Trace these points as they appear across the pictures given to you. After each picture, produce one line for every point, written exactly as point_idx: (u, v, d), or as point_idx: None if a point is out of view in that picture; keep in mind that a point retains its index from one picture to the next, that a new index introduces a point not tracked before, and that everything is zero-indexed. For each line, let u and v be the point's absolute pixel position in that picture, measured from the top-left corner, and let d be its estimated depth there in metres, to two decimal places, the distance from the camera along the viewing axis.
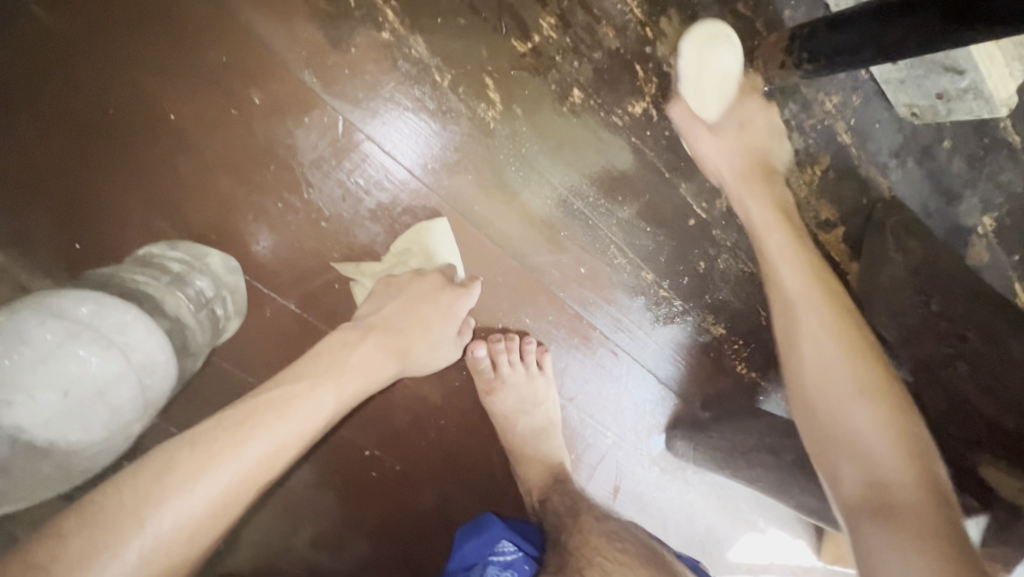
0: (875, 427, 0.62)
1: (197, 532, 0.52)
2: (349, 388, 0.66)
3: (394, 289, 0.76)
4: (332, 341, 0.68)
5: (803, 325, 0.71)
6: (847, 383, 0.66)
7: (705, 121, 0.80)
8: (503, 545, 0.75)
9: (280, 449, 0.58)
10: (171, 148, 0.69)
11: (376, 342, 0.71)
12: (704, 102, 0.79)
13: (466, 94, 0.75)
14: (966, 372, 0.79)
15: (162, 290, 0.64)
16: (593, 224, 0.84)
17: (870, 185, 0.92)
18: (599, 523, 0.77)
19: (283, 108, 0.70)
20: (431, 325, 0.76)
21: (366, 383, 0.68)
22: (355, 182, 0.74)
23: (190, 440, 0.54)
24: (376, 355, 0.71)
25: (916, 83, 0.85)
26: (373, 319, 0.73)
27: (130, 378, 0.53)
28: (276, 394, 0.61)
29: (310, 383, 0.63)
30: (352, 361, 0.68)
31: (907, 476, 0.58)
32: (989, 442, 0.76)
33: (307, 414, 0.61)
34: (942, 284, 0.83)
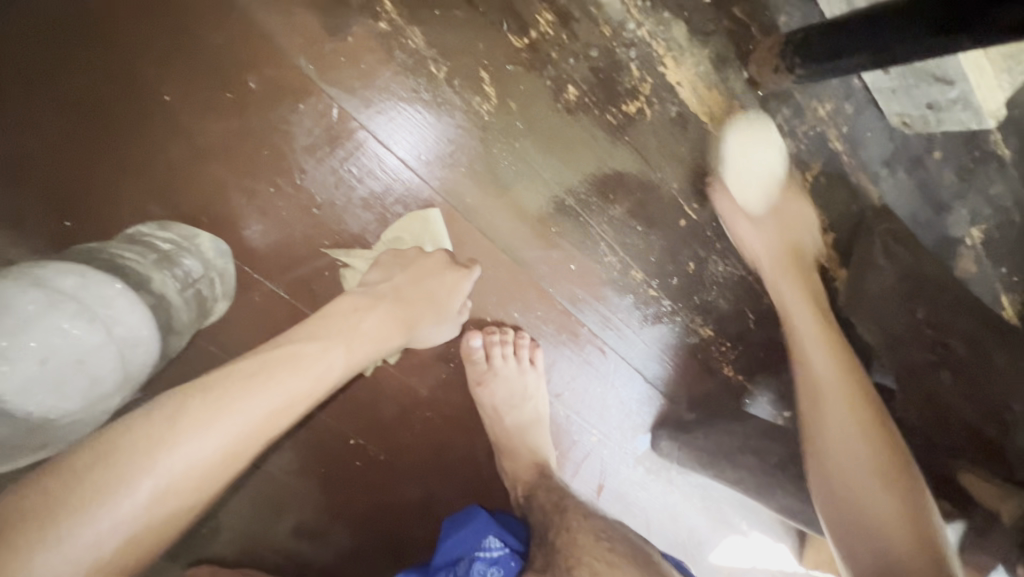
0: (873, 483, 0.70)
1: (205, 477, 0.52)
2: (359, 350, 0.66)
3: (402, 261, 0.76)
4: (343, 305, 0.68)
5: (827, 398, 0.75)
6: (864, 462, 0.71)
7: (749, 211, 0.85)
8: (489, 540, 0.75)
9: (290, 402, 0.58)
10: (164, 129, 0.69)
11: (387, 310, 0.71)
12: (747, 196, 0.85)
13: (461, 86, 0.75)
14: (950, 380, 0.81)
15: (149, 267, 0.62)
16: (584, 221, 0.85)
17: (860, 193, 0.94)
18: (585, 518, 0.77)
19: (279, 93, 0.70)
20: (437, 299, 0.76)
21: (376, 348, 0.69)
22: (349, 170, 0.75)
23: (203, 387, 0.54)
24: (387, 323, 0.71)
25: (907, 92, 0.85)
26: (384, 288, 0.73)
27: (111, 350, 0.53)
28: (287, 349, 0.60)
29: (321, 344, 0.63)
30: (363, 326, 0.68)
31: (914, 550, 0.64)
32: (972, 451, 0.79)
33: (319, 370, 0.61)
34: (929, 292, 0.83)
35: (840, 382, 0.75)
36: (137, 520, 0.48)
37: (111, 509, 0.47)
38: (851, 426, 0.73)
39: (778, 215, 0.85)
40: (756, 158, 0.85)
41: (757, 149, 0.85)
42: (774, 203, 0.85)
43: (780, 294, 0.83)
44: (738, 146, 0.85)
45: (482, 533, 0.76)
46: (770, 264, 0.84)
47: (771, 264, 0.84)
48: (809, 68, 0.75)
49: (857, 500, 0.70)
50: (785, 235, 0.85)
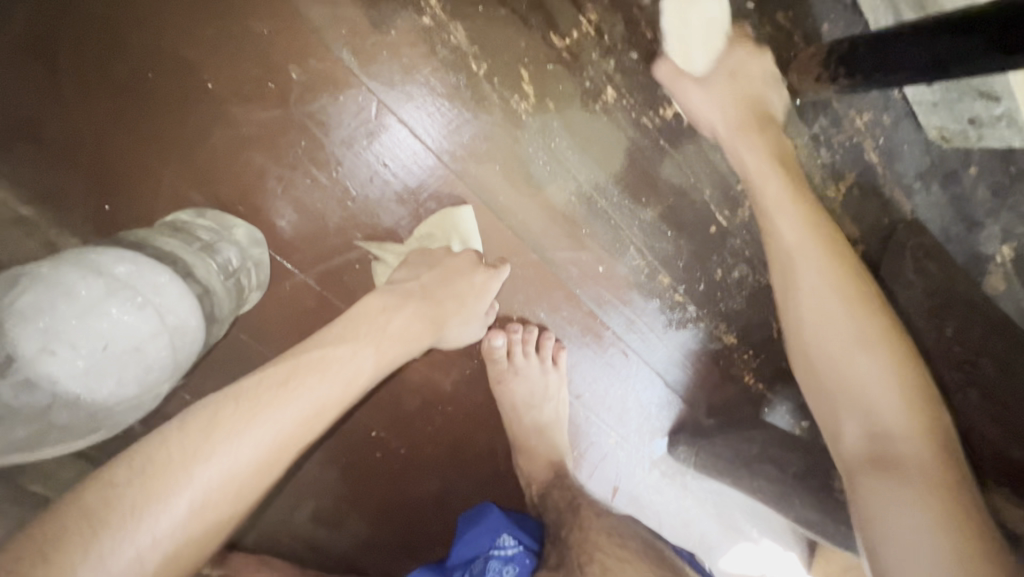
0: (857, 354, 0.64)
1: (243, 488, 0.52)
2: (388, 352, 0.66)
3: (428, 259, 0.75)
4: (371, 305, 0.68)
5: (801, 281, 0.69)
6: (852, 334, 0.65)
7: (693, 74, 0.77)
8: (504, 538, 0.75)
9: (320, 407, 0.58)
10: (207, 117, 0.69)
11: (417, 308, 0.71)
12: (690, 56, 0.77)
13: (500, 85, 0.75)
14: (976, 399, 0.79)
15: (192, 255, 0.63)
16: (614, 224, 0.84)
17: (893, 206, 0.93)
18: (599, 516, 0.77)
19: (320, 85, 0.70)
20: (465, 302, 0.76)
21: (403, 349, 0.68)
22: (385, 164, 0.75)
23: (233, 399, 0.54)
24: (416, 322, 0.70)
25: (950, 106, 0.85)
26: (411, 284, 0.72)
27: (164, 338, 0.54)
28: (315, 353, 0.60)
29: (351, 346, 0.62)
30: (391, 327, 0.67)
31: (912, 433, 0.59)
32: (994, 471, 0.77)
33: (350, 372, 0.61)
34: (957, 309, 0.83)
35: (820, 249, 0.69)
36: (177, 534, 0.48)
37: (151, 524, 0.47)
38: (832, 303, 0.66)
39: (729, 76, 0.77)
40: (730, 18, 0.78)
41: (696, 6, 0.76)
42: (720, 58, 0.77)
43: (738, 158, 0.76)
44: None
45: (496, 531, 0.75)
46: (754, 150, 0.75)
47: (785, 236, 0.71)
48: (855, 78, 0.74)
49: (841, 382, 0.64)
50: (771, 150, 0.75)
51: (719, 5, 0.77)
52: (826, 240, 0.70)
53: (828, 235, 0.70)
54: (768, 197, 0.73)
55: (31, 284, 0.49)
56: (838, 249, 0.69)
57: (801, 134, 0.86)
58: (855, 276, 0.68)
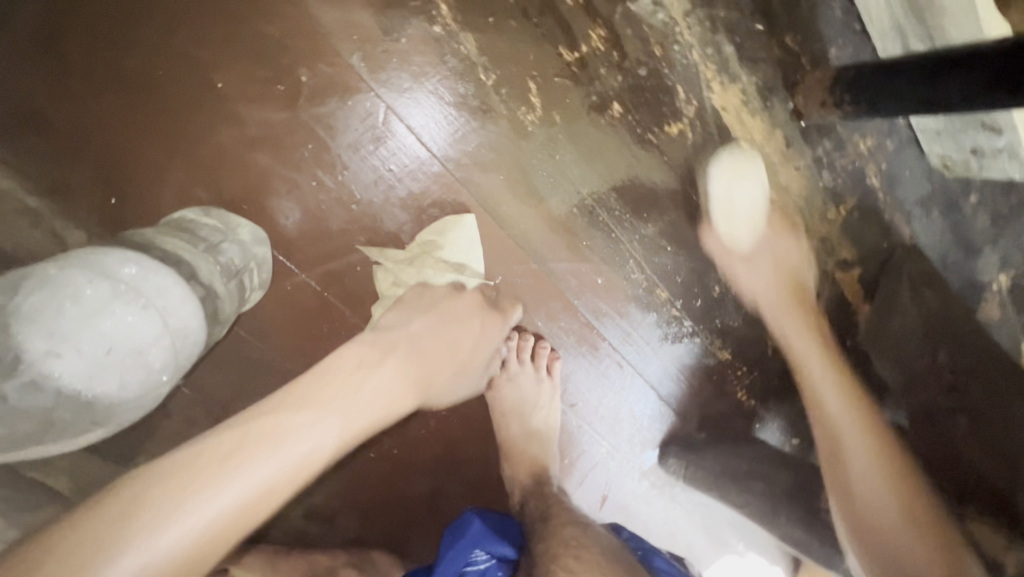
0: (880, 485, 0.74)
1: (180, 568, 0.50)
2: (358, 421, 0.63)
3: (427, 300, 0.77)
4: (346, 361, 0.66)
5: (827, 399, 0.81)
6: (873, 463, 0.76)
7: (739, 254, 0.86)
8: (477, 554, 0.77)
9: (272, 481, 0.55)
10: (216, 116, 0.70)
11: (400, 363, 0.70)
12: (735, 233, 0.85)
13: (507, 95, 0.76)
14: (965, 427, 0.81)
15: (196, 255, 0.63)
16: (615, 237, 0.85)
17: (893, 230, 0.93)
18: (568, 526, 0.78)
19: (329, 89, 0.72)
20: (461, 353, 0.79)
21: (376, 415, 0.65)
22: (390, 169, 0.75)
23: (186, 462, 0.53)
24: (395, 381, 0.69)
25: (953, 135, 0.87)
26: (397, 335, 0.72)
27: (166, 341, 0.55)
28: (280, 418, 0.58)
29: (316, 412, 0.60)
30: (363, 389, 0.65)
31: (923, 557, 0.70)
32: (984, 500, 0.79)
33: (317, 440, 0.59)
34: (950, 336, 0.84)
35: (837, 373, 0.83)
36: None
37: None
38: (843, 404, 0.81)
39: (773, 256, 0.86)
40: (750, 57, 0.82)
41: (741, 187, 0.84)
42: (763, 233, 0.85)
43: (756, 272, 0.86)
44: (723, 178, 0.84)
45: (471, 546, 0.76)
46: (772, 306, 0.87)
47: (786, 330, 0.87)
48: (858, 106, 0.75)
49: (865, 510, 0.74)
50: (785, 271, 0.86)
51: (763, 218, 0.85)
52: (842, 376, 0.83)
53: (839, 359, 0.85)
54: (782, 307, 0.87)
55: (37, 288, 0.50)
56: (849, 379, 0.83)
57: (804, 156, 0.87)
58: (858, 388, 0.82)
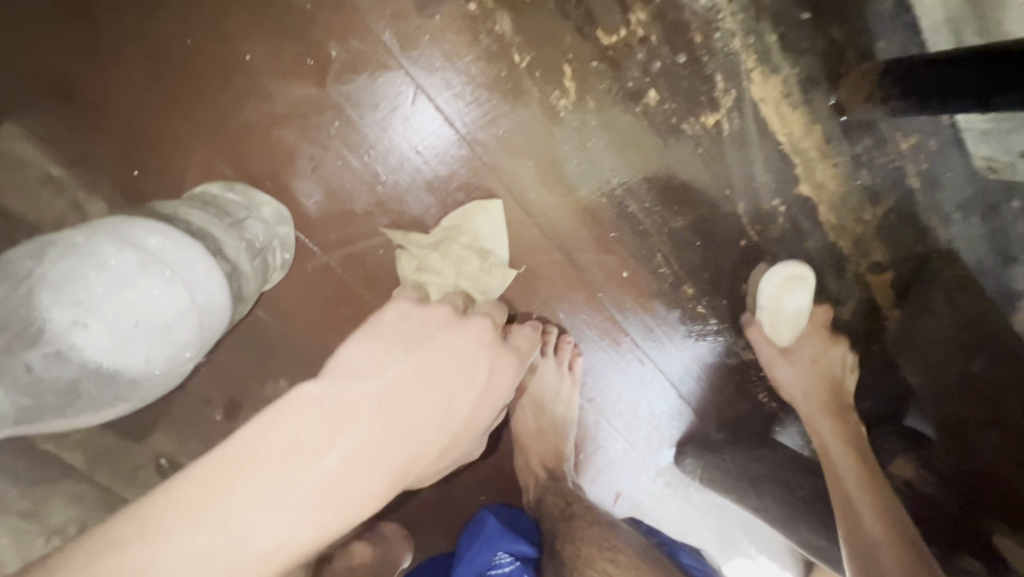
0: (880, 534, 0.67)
1: None
2: (311, 525, 0.43)
3: (413, 330, 0.54)
4: (277, 433, 0.44)
5: (838, 462, 0.77)
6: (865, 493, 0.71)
7: (782, 346, 0.87)
8: (500, 556, 0.73)
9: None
10: (242, 90, 0.68)
11: (355, 445, 0.45)
12: (779, 334, 0.86)
13: (541, 79, 0.73)
14: (997, 440, 0.77)
15: (223, 229, 0.62)
16: (643, 230, 0.83)
17: (928, 234, 0.90)
18: (591, 526, 0.75)
19: (358, 65, 0.69)
20: (455, 417, 0.52)
21: (328, 514, 0.44)
22: (416, 152, 0.73)
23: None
24: (350, 473, 0.45)
25: (1002, 136, 0.82)
26: (355, 396, 0.47)
27: (193, 316, 0.53)
28: (193, 524, 0.41)
29: (221, 527, 0.41)
30: (299, 481, 0.43)
31: None
32: (1004, 512, 0.74)
33: (250, 553, 0.41)
34: (987, 345, 0.81)
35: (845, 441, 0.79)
36: None
37: None
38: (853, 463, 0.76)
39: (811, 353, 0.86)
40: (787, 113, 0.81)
41: (791, 296, 0.84)
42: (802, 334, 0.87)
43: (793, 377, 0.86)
44: (774, 286, 0.85)
45: (493, 547, 0.73)
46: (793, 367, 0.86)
47: (808, 401, 0.84)
48: (902, 102, 0.72)
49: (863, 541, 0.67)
50: (819, 363, 0.86)
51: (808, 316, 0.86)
52: (848, 436, 0.80)
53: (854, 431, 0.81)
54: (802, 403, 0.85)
55: (64, 254, 0.49)
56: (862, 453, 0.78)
57: (842, 153, 0.84)
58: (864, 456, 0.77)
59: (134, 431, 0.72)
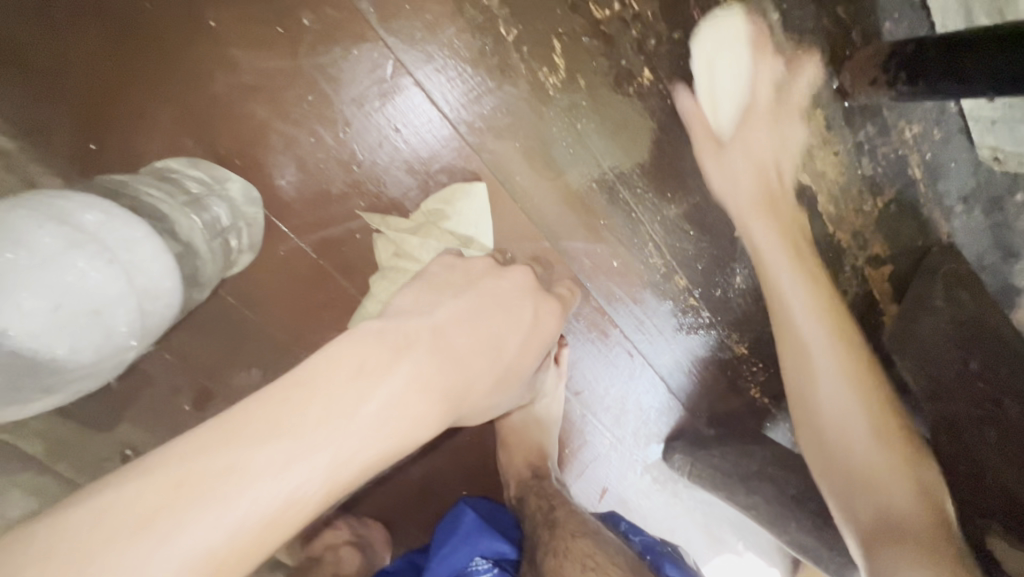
0: (861, 438, 0.62)
1: None
2: (355, 453, 0.39)
3: (461, 276, 0.51)
4: (320, 369, 0.40)
5: (803, 331, 0.66)
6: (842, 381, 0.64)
7: (719, 134, 0.72)
8: (477, 561, 0.69)
9: (217, 554, 0.34)
10: (208, 60, 0.64)
11: (422, 366, 0.43)
12: (718, 109, 0.72)
13: (529, 54, 0.69)
14: (995, 439, 0.70)
15: (176, 208, 0.59)
16: (635, 217, 0.79)
17: (930, 227, 0.88)
18: (575, 539, 0.70)
19: (333, 35, 0.65)
20: (502, 356, 0.49)
21: (385, 443, 0.40)
22: (396, 130, 0.69)
23: (120, 503, 0.33)
24: (413, 399, 0.42)
25: (1010, 125, 0.81)
26: (418, 326, 0.45)
27: (131, 302, 0.49)
28: (244, 450, 0.36)
29: (282, 448, 0.36)
30: (361, 409, 0.39)
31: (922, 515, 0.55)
32: (1001, 512, 0.67)
33: (315, 472, 0.37)
34: (987, 343, 0.76)
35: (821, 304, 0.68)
36: None
37: None
38: (819, 329, 0.66)
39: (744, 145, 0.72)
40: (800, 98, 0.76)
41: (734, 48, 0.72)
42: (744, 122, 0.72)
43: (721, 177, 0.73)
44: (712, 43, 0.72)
45: (470, 553, 0.69)
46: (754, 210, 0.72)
47: (739, 198, 0.73)
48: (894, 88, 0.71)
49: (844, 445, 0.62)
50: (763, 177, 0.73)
51: (748, 90, 0.72)
52: (818, 282, 0.70)
53: (823, 283, 0.70)
54: (763, 254, 0.71)
55: None
56: (834, 308, 0.68)
57: (844, 140, 0.81)
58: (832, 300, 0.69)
59: (96, 420, 0.68)
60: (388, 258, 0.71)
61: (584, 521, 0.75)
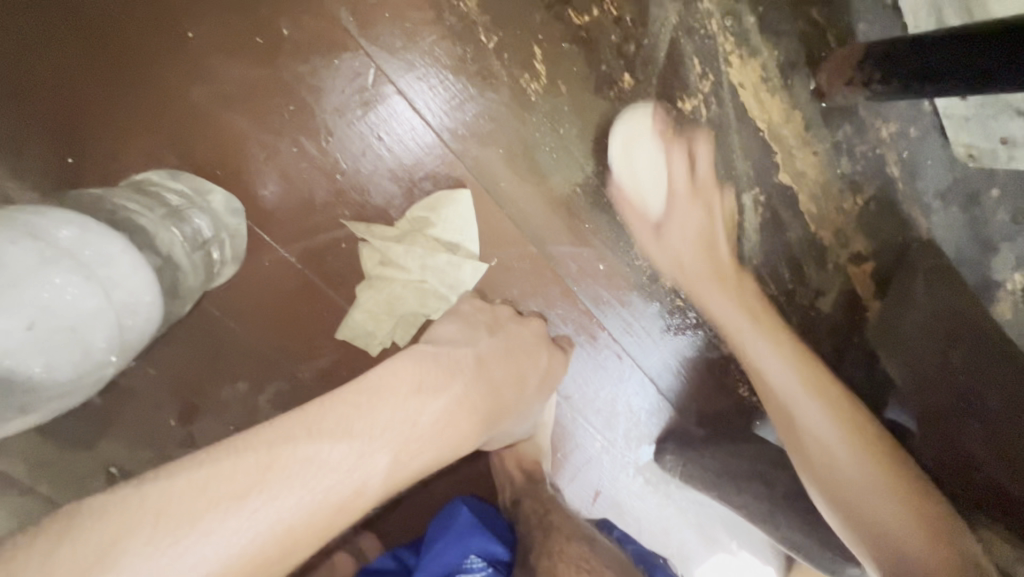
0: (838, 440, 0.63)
1: None
2: (412, 457, 0.48)
3: (484, 318, 0.65)
4: (389, 382, 0.50)
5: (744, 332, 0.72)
6: (798, 384, 0.67)
7: None
8: (471, 560, 0.68)
9: (296, 527, 0.40)
10: (188, 72, 0.64)
11: (467, 390, 0.54)
12: None
13: (510, 60, 0.70)
14: (977, 431, 0.73)
15: (156, 222, 0.58)
16: (619, 220, 0.80)
17: (909, 223, 0.89)
18: (569, 542, 0.70)
19: (313, 44, 0.65)
20: (526, 387, 0.63)
21: (444, 453, 0.51)
22: (379, 138, 0.69)
23: (203, 481, 0.39)
24: (457, 416, 0.52)
25: (983, 122, 0.81)
26: (464, 355, 0.57)
27: (109, 316, 0.48)
28: (314, 443, 0.43)
29: (350, 448, 0.44)
30: (425, 419, 0.49)
31: (905, 514, 0.57)
32: (989, 503, 0.71)
33: (368, 480, 0.44)
34: (966, 335, 0.76)
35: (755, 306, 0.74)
36: None
37: None
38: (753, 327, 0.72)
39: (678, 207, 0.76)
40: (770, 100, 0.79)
41: None
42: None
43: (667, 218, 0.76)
44: None
45: (463, 552, 0.69)
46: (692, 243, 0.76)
47: (680, 243, 0.77)
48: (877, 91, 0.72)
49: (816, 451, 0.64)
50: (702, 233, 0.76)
51: (667, 173, 0.75)
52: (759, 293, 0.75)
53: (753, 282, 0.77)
54: (699, 237, 0.76)
55: None
56: (767, 310, 0.75)
57: (821, 141, 0.82)
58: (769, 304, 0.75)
59: (79, 437, 0.67)
60: (377, 266, 0.71)
61: (577, 525, 0.75)
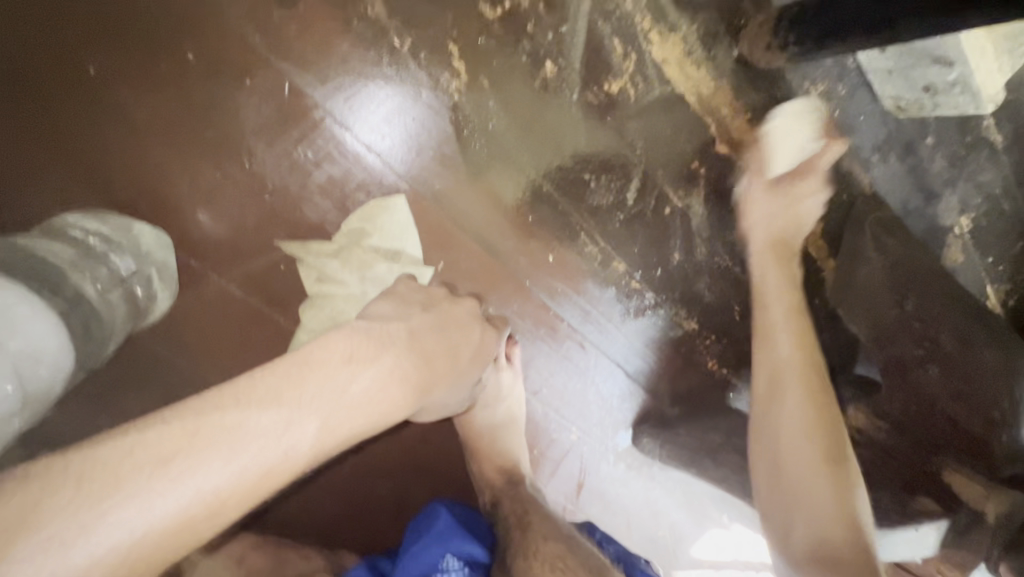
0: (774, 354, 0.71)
1: (143, 555, 0.36)
2: (341, 422, 0.45)
3: (421, 299, 0.58)
4: (317, 355, 0.47)
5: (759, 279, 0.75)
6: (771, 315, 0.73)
7: None
8: (449, 561, 0.66)
9: (222, 490, 0.39)
10: (93, 109, 0.61)
11: (396, 360, 0.50)
12: None
13: (427, 60, 0.69)
14: (937, 376, 0.73)
15: (67, 263, 0.55)
16: (563, 210, 0.79)
17: (851, 179, 0.89)
18: (547, 541, 0.69)
19: (217, 65, 0.64)
20: (460, 359, 0.58)
21: (372, 421, 0.48)
22: (305, 154, 0.68)
23: (135, 443, 0.37)
24: (387, 384, 0.49)
25: (905, 73, 0.84)
26: (395, 328, 0.52)
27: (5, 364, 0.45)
28: (242, 410, 0.41)
29: (279, 415, 0.42)
30: (355, 387, 0.46)
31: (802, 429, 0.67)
32: (957, 446, 0.75)
33: (298, 446, 0.43)
34: (918, 284, 0.76)
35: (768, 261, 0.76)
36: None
37: None
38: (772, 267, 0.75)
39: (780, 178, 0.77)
40: (695, 75, 0.80)
41: None
42: None
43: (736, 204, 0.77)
44: None
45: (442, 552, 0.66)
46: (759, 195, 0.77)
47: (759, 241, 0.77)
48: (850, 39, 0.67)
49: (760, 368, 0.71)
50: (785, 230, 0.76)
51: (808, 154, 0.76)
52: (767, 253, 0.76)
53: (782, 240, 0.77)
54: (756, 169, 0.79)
55: None
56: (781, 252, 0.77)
57: (753, 108, 0.83)
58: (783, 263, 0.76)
59: None
60: (319, 281, 0.71)
61: (556, 525, 0.74)
